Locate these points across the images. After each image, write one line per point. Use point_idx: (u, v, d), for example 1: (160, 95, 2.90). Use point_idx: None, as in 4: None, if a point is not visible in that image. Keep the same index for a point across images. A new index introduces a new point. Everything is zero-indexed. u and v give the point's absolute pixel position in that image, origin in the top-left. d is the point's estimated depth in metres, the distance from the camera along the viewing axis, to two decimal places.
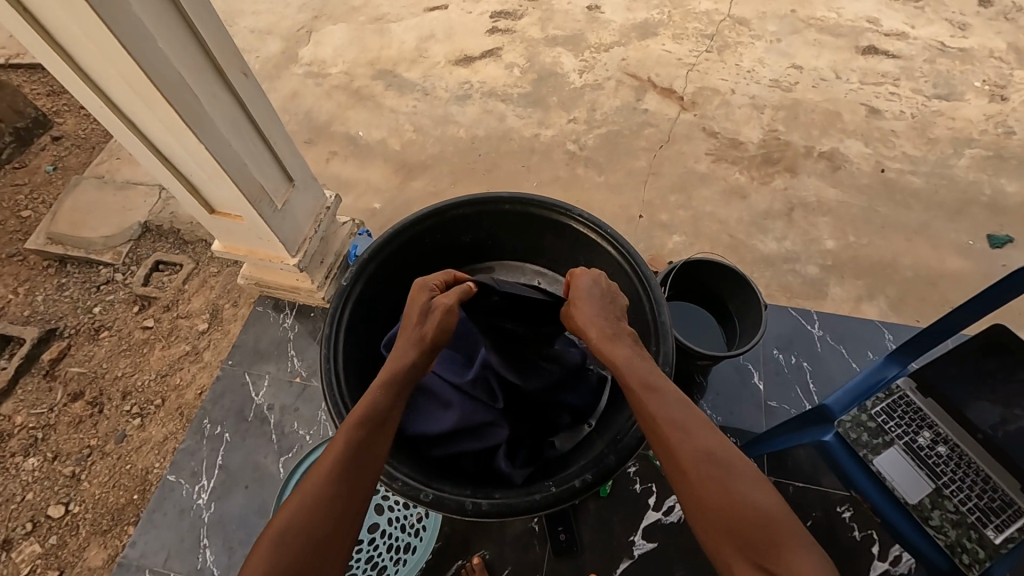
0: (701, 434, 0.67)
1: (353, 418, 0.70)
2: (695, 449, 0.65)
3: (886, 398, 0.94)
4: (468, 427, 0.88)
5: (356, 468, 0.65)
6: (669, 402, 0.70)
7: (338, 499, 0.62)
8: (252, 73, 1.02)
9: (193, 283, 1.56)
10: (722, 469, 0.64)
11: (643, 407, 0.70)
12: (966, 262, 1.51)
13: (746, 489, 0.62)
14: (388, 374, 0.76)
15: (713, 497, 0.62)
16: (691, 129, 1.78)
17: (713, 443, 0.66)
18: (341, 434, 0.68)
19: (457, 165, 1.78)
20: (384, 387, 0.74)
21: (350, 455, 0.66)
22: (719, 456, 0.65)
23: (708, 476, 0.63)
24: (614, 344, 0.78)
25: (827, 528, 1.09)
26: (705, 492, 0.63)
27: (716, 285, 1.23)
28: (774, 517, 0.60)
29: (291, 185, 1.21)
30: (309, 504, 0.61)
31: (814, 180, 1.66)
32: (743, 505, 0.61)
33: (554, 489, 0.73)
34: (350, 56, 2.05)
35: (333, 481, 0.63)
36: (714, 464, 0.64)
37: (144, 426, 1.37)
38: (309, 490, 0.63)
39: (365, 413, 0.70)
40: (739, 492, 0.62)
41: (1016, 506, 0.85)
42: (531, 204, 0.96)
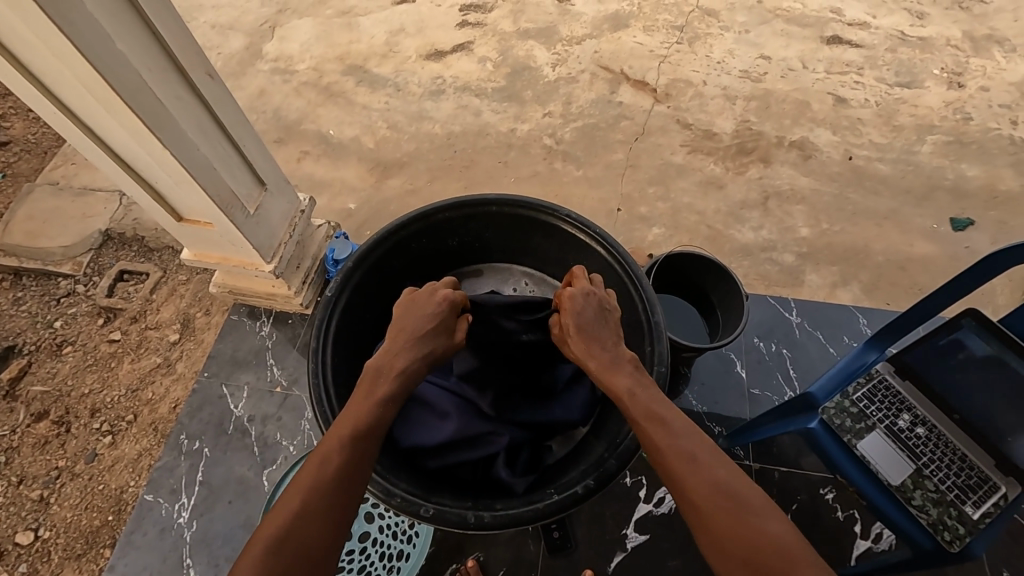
0: (708, 467, 0.65)
1: (351, 426, 0.68)
2: (706, 477, 0.64)
3: (867, 383, 0.97)
4: (472, 433, 0.88)
5: (356, 477, 0.64)
6: (673, 431, 0.68)
7: (334, 511, 0.61)
8: (217, 74, 0.98)
9: (161, 292, 1.50)
10: (734, 496, 0.63)
11: (649, 436, 0.69)
12: (933, 246, 1.56)
13: (760, 522, 0.61)
14: (394, 384, 0.74)
15: (729, 533, 0.60)
16: (667, 121, 1.79)
17: (721, 479, 0.64)
18: (340, 443, 0.66)
19: (433, 162, 1.75)
20: (389, 398, 0.73)
21: (346, 466, 0.64)
22: (731, 484, 0.64)
23: (718, 506, 0.62)
24: (618, 371, 0.76)
25: (813, 510, 1.12)
26: (721, 530, 0.61)
27: (699, 277, 1.24)
28: (793, 552, 0.59)
29: (263, 189, 1.17)
30: (308, 512, 0.60)
31: (787, 169, 1.70)
32: (758, 539, 0.60)
33: (558, 496, 0.73)
34: (317, 51, 1.99)
35: (332, 492, 0.62)
36: (726, 499, 0.62)
37: (116, 444, 1.31)
38: (308, 498, 0.61)
39: (361, 422, 0.69)
40: (749, 520, 0.61)
41: (991, 483, 0.87)
42: (518, 206, 0.95)
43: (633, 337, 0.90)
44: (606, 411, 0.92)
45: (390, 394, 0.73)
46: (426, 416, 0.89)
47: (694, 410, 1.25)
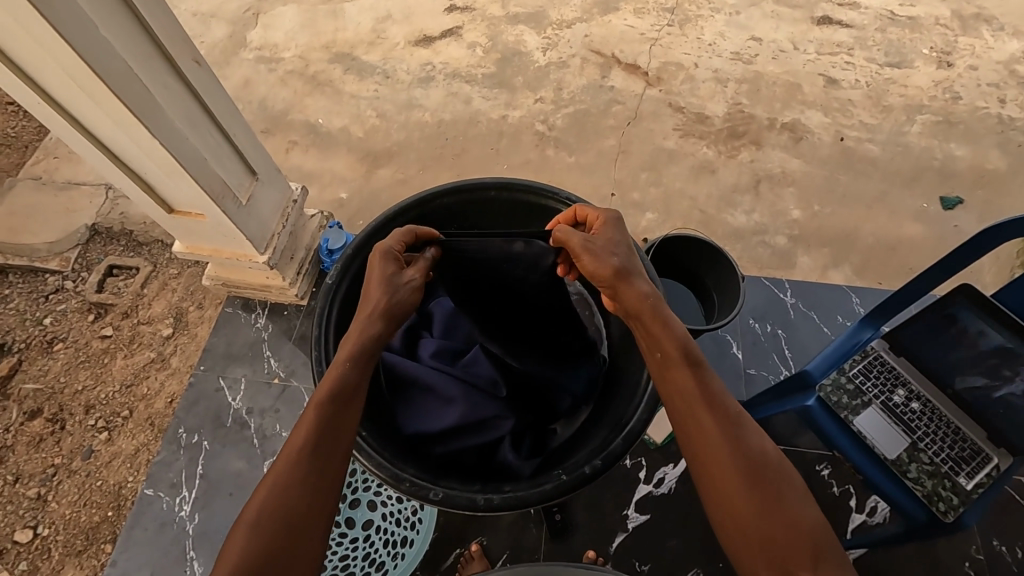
0: (751, 437, 0.64)
1: (318, 394, 0.67)
2: (746, 453, 0.62)
3: (862, 359, 0.99)
4: (478, 418, 0.88)
5: (326, 445, 0.64)
6: (717, 397, 0.66)
7: (309, 476, 0.61)
8: (205, 61, 0.96)
9: (152, 287, 1.48)
10: (772, 476, 0.62)
11: (692, 397, 0.66)
12: (922, 226, 1.58)
13: (792, 502, 0.60)
14: (353, 345, 0.71)
15: (760, 503, 0.60)
16: (658, 105, 1.79)
17: (762, 453, 0.63)
18: (309, 410, 0.66)
19: (424, 151, 1.73)
20: (351, 359, 0.70)
21: (316, 433, 0.64)
22: (771, 462, 0.63)
23: (753, 482, 0.61)
24: (665, 316, 0.71)
25: (809, 487, 1.14)
26: (753, 498, 0.60)
27: (694, 260, 1.25)
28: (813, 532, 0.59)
29: (254, 179, 1.16)
30: (281, 482, 0.60)
31: (778, 152, 1.70)
32: (787, 516, 0.59)
33: (564, 478, 0.73)
34: (303, 39, 1.95)
35: (301, 460, 0.62)
36: (764, 473, 0.61)
37: (113, 440, 1.30)
38: (281, 471, 0.61)
39: (329, 387, 0.67)
40: (784, 501, 0.60)
41: (984, 455, 0.89)
42: (516, 190, 0.94)
43: None
44: (611, 390, 0.93)
45: (349, 356, 0.70)
46: (432, 402, 0.89)
47: None
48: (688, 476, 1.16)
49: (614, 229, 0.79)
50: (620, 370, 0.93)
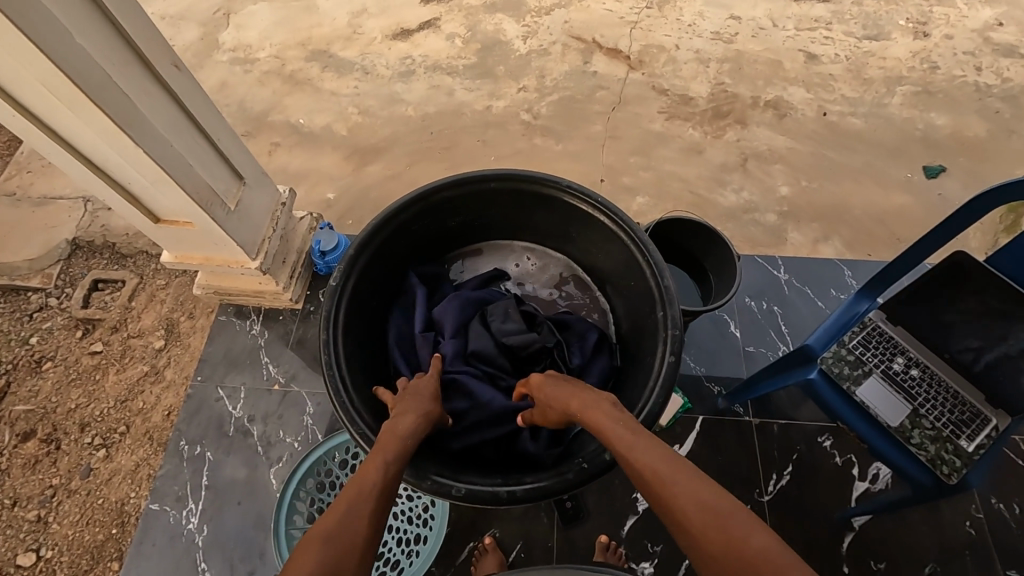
0: (689, 480, 0.59)
1: (387, 453, 0.67)
2: (686, 494, 0.57)
3: (861, 331, 1.00)
4: (500, 413, 0.89)
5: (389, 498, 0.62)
6: (651, 452, 0.63)
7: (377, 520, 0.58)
8: (184, 65, 0.93)
9: (140, 299, 1.45)
10: (718, 513, 0.55)
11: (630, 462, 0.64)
12: (908, 196, 1.60)
13: (750, 539, 0.52)
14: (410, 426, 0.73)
15: (720, 550, 0.52)
16: (642, 89, 1.78)
17: (705, 497, 0.56)
18: (377, 462, 0.66)
19: (411, 146, 1.71)
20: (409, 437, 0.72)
21: (387, 482, 0.63)
22: (715, 500, 0.56)
23: (700, 522, 0.55)
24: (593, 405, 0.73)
25: (812, 458, 1.17)
26: (713, 547, 0.53)
27: (689, 242, 1.26)
28: (781, 565, 0.49)
29: (241, 183, 1.13)
30: (353, 514, 0.57)
31: (763, 130, 1.71)
32: (742, 549, 0.51)
33: (586, 467, 0.74)
34: (278, 38, 1.91)
35: (375, 499, 0.60)
36: (703, 509, 0.55)
37: (111, 456, 1.28)
38: (349, 504, 0.58)
39: (399, 449, 0.69)
40: (732, 534, 0.53)
41: (983, 417, 0.92)
42: (515, 180, 0.92)
43: (643, 304, 0.90)
44: (624, 374, 0.94)
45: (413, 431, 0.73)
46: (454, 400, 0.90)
47: (694, 373, 1.27)
48: (693, 457, 1.17)
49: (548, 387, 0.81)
50: (632, 354, 0.94)
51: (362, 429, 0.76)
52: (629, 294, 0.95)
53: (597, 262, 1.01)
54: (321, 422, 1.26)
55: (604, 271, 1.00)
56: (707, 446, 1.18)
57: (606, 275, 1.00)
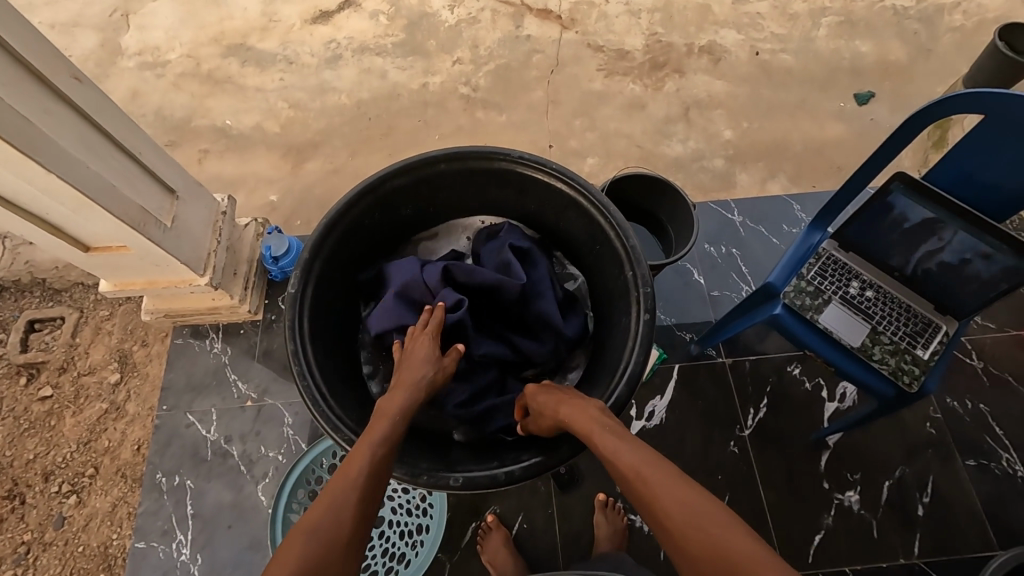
0: (675, 485, 0.59)
1: (373, 436, 0.67)
2: (675, 500, 0.58)
3: (817, 262, 1.04)
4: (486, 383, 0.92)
5: (381, 478, 0.63)
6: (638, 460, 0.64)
7: (366, 506, 0.59)
8: (86, 76, 0.86)
9: (85, 334, 1.36)
10: (701, 515, 0.56)
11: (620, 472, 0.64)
12: (843, 125, 1.65)
13: (734, 541, 0.53)
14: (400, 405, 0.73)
15: (704, 556, 0.53)
16: (578, 48, 1.76)
17: (688, 498, 0.58)
18: (364, 446, 0.66)
19: (349, 135, 1.64)
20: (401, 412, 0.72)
21: (373, 468, 0.63)
22: (697, 505, 0.57)
23: (687, 525, 0.56)
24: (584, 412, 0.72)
25: (785, 388, 1.22)
26: (696, 551, 0.54)
27: (645, 197, 1.27)
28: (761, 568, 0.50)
29: (175, 197, 1.06)
30: (338, 503, 0.57)
31: (701, 76, 1.72)
32: (725, 552, 0.53)
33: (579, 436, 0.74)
34: (187, 36, 1.77)
35: (361, 486, 0.60)
36: (690, 513, 0.56)
37: (84, 501, 1.21)
38: (336, 494, 0.58)
39: (387, 433, 0.68)
40: (714, 536, 0.54)
41: (933, 325, 0.98)
42: (467, 158, 0.90)
43: (610, 266, 0.90)
44: (602, 335, 0.95)
45: (402, 410, 0.72)
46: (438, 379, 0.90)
47: (665, 325, 1.30)
48: (675, 405, 1.21)
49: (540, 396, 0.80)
50: (607, 315, 0.94)
51: (349, 435, 0.74)
52: (596, 258, 0.95)
53: (560, 230, 1.00)
54: (303, 431, 1.23)
55: (568, 238, 0.99)
56: (685, 392, 1.22)
57: (571, 242, 0.99)
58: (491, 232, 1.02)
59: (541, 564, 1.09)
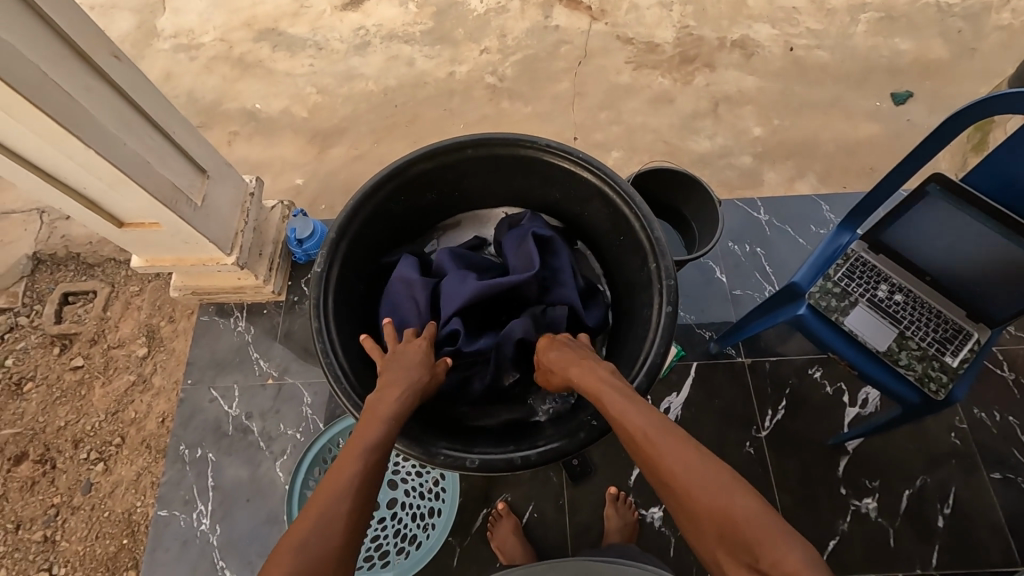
0: (669, 438, 0.60)
1: (366, 439, 0.65)
2: (671, 451, 0.59)
3: (845, 263, 1.02)
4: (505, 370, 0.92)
5: (372, 486, 0.60)
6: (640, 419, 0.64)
7: (360, 514, 0.57)
8: (125, 55, 0.88)
9: (115, 308, 1.40)
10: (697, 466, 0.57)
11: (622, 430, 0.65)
12: (878, 125, 1.61)
13: (730, 492, 0.54)
14: (393, 406, 0.71)
15: (700, 501, 0.54)
16: (606, 40, 1.74)
17: (684, 447, 0.59)
18: (354, 449, 0.63)
19: (375, 122, 1.66)
20: (394, 416, 0.70)
21: (366, 474, 0.61)
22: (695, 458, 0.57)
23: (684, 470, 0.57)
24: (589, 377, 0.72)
25: (805, 391, 1.20)
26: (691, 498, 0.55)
27: (670, 192, 1.25)
28: (753, 517, 0.51)
29: (205, 177, 1.08)
30: (332, 513, 0.56)
31: (732, 72, 1.69)
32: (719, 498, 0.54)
33: (596, 423, 0.74)
34: (220, 19, 1.80)
35: (354, 496, 0.58)
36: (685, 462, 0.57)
37: (110, 469, 1.26)
38: (329, 502, 0.57)
39: (378, 437, 0.66)
40: (708, 483, 0.55)
41: (964, 332, 0.95)
42: (494, 145, 0.89)
43: (634, 257, 0.90)
44: (620, 327, 0.95)
45: (395, 413, 0.70)
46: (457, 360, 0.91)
47: (684, 322, 1.29)
48: (691, 403, 1.20)
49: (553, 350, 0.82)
50: (627, 306, 0.94)
51: None
52: (618, 250, 0.94)
53: (583, 220, 0.99)
54: (321, 411, 1.26)
55: (591, 228, 0.98)
56: (702, 391, 1.21)
57: (594, 232, 0.98)
58: (514, 222, 1.02)
59: (550, 554, 1.09)
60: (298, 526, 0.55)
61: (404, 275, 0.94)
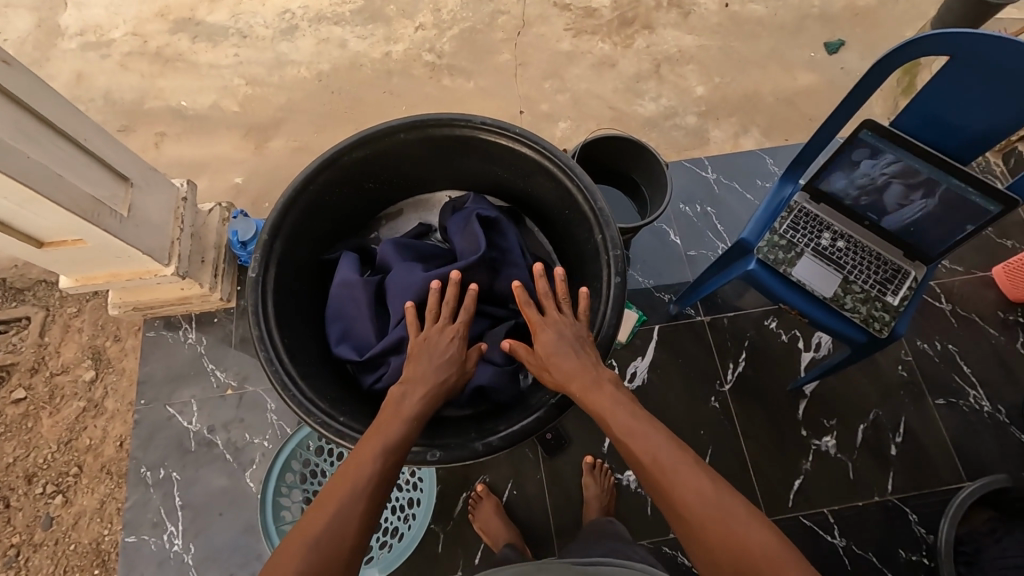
0: (688, 475, 0.60)
1: (385, 439, 0.66)
2: (692, 490, 0.59)
3: (789, 215, 1.04)
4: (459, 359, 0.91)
5: (383, 488, 0.61)
6: (660, 454, 0.63)
7: (371, 518, 0.58)
8: (16, 60, 0.80)
9: (54, 333, 1.32)
10: (721, 511, 0.57)
11: (636, 460, 0.64)
12: (814, 75, 1.64)
13: (751, 533, 0.55)
14: (415, 408, 0.71)
15: (718, 544, 0.56)
16: (544, 7, 1.70)
17: (704, 487, 0.59)
18: (371, 452, 0.64)
19: (313, 110, 1.58)
20: (417, 418, 0.70)
21: (379, 479, 0.61)
22: (720, 500, 0.58)
23: (704, 509, 0.58)
24: (598, 399, 0.70)
25: (762, 341, 1.25)
26: (711, 539, 0.56)
27: (618, 159, 1.25)
28: (774, 561, 0.53)
29: (129, 185, 1.01)
30: (343, 517, 0.56)
31: (670, 31, 1.68)
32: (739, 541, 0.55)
33: (552, 401, 0.76)
34: (130, 11, 1.67)
35: (368, 498, 0.59)
36: (706, 503, 0.58)
37: (71, 500, 1.20)
38: (342, 504, 0.58)
39: (396, 436, 0.66)
40: (731, 526, 0.56)
41: (903, 271, 1.00)
42: (427, 127, 0.86)
43: (581, 230, 0.89)
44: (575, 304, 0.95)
45: (419, 414, 0.70)
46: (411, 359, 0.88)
47: (644, 287, 1.31)
48: (656, 365, 1.23)
49: (549, 341, 0.77)
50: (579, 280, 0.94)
51: (320, 418, 0.73)
52: (566, 224, 0.94)
53: (529, 196, 0.98)
54: (287, 416, 1.22)
55: (537, 204, 0.97)
56: (667, 352, 1.24)
57: (540, 208, 0.97)
58: (458, 205, 1.00)
59: (533, 528, 1.11)
60: (307, 525, 0.56)
61: (343, 277, 0.91)
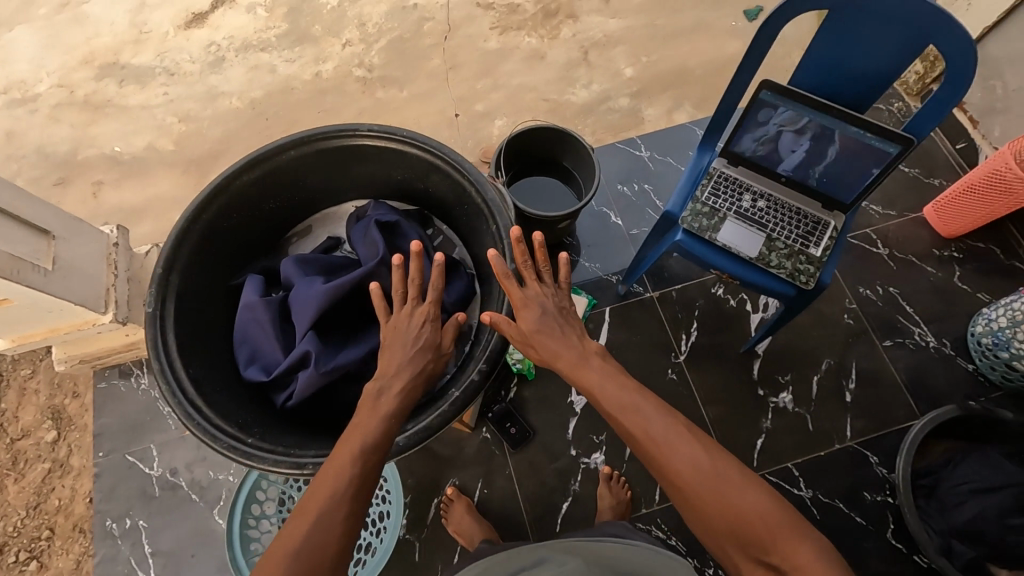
0: (685, 447, 0.64)
1: (362, 439, 0.66)
2: (688, 462, 0.63)
3: (710, 182, 1.06)
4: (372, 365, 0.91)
5: (367, 490, 0.63)
6: (655, 428, 0.66)
7: (354, 521, 0.60)
8: None
9: (9, 397, 1.27)
10: (717, 480, 0.61)
11: (632, 435, 0.67)
12: (739, 43, 1.67)
13: (744, 499, 0.60)
14: (391, 403, 0.71)
15: (714, 510, 0.60)
16: (468, 9, 1.71)
17: (700, 459, 0.63)
18: (346, 453, 0.64)
19: (250, 139, 1.57)
20: (394, 413, 0.70)
21: (360, 482, 0.62)
22: (716, 469, 0.62)
23: (699, 479, 0.62)
24: (590, 375, 0.73)
25: (711, 308, 1.27)
26: (707, 507, 0.61)
27: (547, 149, 1.26)
28: (766, 521, 0.58)
29: (51, 237, 1.00)
30: (326, 525, 0.58)
31: (595, 17, 1.70)
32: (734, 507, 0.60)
33: (456, 394, 0.77)
34: (53, 63, 1.64)
35: (349, 502, 0.60)
36: (700, 474, 0.62)
37: (46, 565, 1.16)
38: (322, 513, 0.58)
39: (373, 436, 0.67)
40: (725, 493, 0.61)
41: (823, 222, 1.02)
42: (313, 141, 0.88)
43: (479, 222, 0.91)
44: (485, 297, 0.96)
45: (396, 409, 0.70)
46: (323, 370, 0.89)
47: (592, 273, 1.31)
48: (613, 345, 1.24)
49: (533, 317, 0.78)
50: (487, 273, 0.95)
51: (225, 443, 0.75)
52: (467, 218, 0.95)
53: (433, 196, 1.00)
54: None
55: (439, 203, 0.99)
56: (621, 332, 1.25)
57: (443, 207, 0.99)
58: (361, 214, 1.01)
59: (508, 522, 1.12)
60: (287, 537, 0.57)
61: (245, 298, 0.91)
